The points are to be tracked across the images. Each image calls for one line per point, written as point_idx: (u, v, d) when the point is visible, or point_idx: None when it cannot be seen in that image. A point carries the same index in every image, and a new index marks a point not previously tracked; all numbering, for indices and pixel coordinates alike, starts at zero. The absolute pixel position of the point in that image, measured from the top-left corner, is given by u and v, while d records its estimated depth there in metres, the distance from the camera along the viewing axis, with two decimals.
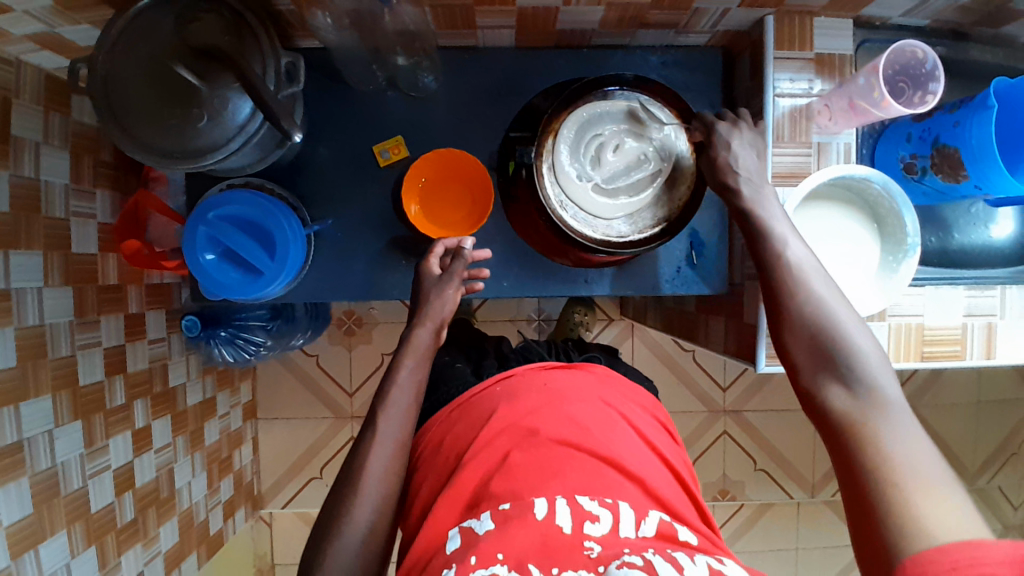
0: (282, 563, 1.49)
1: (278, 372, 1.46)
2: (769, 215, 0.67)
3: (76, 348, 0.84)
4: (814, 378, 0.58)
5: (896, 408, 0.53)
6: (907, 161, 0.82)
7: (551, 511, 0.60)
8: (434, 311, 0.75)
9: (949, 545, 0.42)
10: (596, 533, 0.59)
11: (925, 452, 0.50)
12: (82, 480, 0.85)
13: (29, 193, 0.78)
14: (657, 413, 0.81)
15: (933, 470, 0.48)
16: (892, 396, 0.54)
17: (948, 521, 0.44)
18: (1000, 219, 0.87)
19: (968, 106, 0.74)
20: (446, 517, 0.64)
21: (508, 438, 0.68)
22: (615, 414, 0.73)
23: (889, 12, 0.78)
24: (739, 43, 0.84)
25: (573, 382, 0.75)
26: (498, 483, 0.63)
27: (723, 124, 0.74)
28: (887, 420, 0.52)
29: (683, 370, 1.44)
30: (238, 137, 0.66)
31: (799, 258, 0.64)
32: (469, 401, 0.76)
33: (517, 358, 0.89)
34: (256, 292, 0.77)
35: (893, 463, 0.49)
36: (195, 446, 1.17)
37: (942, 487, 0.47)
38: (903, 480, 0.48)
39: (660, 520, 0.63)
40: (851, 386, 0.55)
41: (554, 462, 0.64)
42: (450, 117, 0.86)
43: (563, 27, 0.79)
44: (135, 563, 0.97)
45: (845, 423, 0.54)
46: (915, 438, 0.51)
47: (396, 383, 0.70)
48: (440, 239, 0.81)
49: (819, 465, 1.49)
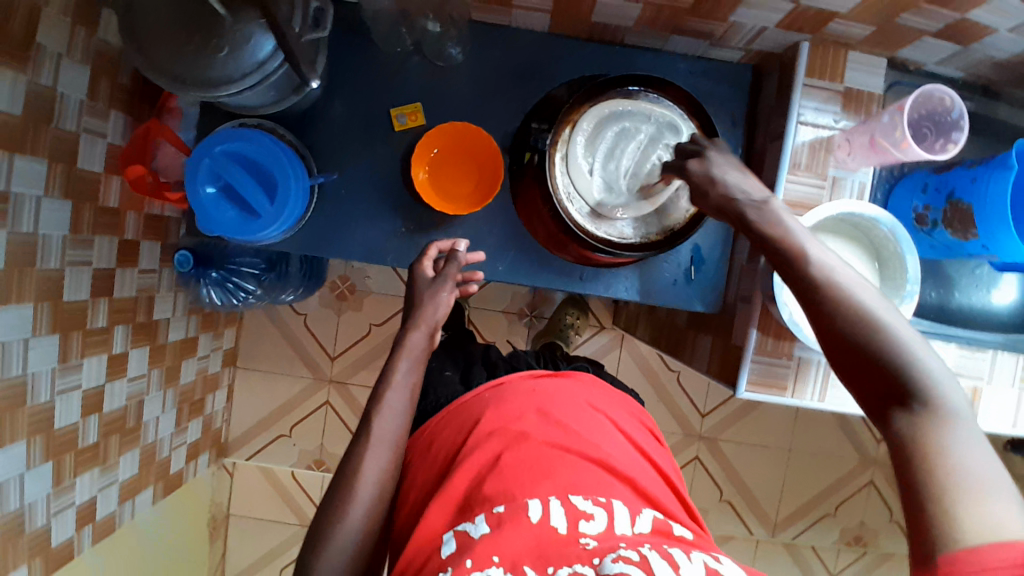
0: (237, 514, 1.49)
1: (264, 324, 1.46)
2: (794, 226, 0.62)
3: (65, 264, 0.84)
4: (869, 395, 0.53)
5: (957, 418, 0.49)
6: (920, 212, 0.82)
7: (546, 512, 0.59)
8: (428, 314, 0.74)
9: (982, 548, 0.42)
10: (592, 531, 0.58)
11: (991, 466, 0.47)
12: (51, 396, 0.85)
13: (43, 102, 0.77)
14: (642, 419, 0.81)
15: (993, 482, 0.46)
16: (951, 404, 0.50)
17: (998, 524, 0.43)
18: (1002, 284, 0.86)
19: (988, 163, 0.74)
20: (436, 519, 0.62)
21: (499, 440, 0.67)
22: (602, 418, 0.73)
23: (924, 57, 0.77)
24: (770, 64, 0.83)
25: (560, 388, 0.75)
26: (489, 485, 0.63)
27: (694, 159, 0.70)
28: (947, 433, 0.49)
29: (665, 389, 1.43)
30: (254, 73, 0.66)
31: (833, 266, 0.58)
32: (460, 405, 0.75)
33: (505, 366, 0.87)
34: (249, 233, 0.77)
35: (947, 479, 0.46)
36: (168, 382, 1.16)
37: (1000, 496, 0.45)
38: (958, 494, 0.45)
39: (654, 518, 0.63)
40: (906, 399, 0.51)
41: (543, 462, 0.64)
42: (472, 92, 0.86)
43: (598, 20, 0.79)
44: (89, 486, 0.97)
45: (901, 443, 0.50)
46: (978, 448, 0.48)
47: (392, 383, 0.70)
48: (432, 244, 0.81)
49: (785, 505, 1.48)
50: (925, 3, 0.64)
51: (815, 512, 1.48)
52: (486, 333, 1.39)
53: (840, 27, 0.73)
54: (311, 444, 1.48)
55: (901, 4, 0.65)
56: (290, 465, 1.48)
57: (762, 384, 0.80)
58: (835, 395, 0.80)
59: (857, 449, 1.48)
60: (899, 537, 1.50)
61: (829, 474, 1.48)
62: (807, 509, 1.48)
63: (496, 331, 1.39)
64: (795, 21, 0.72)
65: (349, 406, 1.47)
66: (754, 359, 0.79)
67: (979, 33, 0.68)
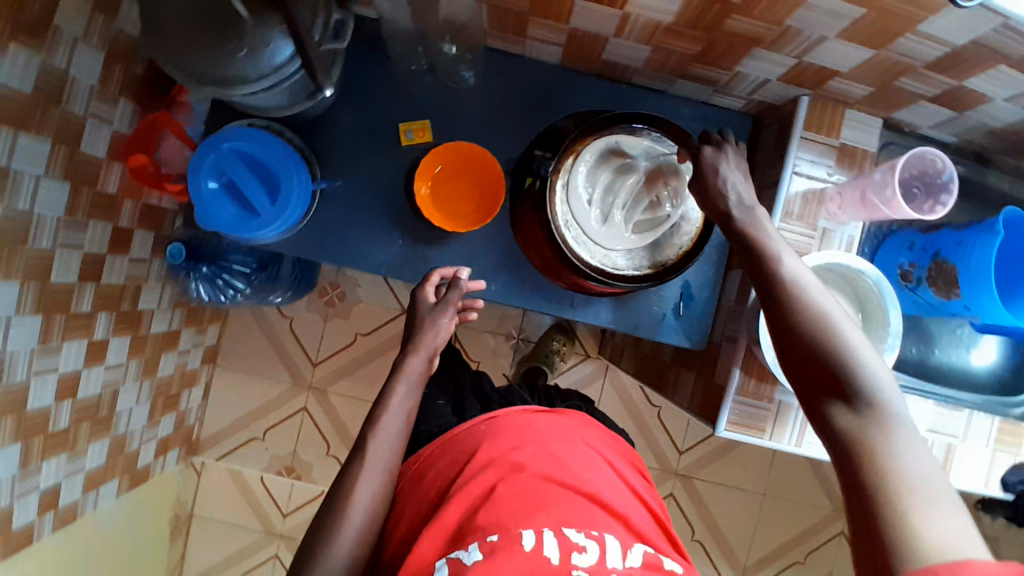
0: (202, 514, 1.46)
1: (248, 324, 1.45)
2: (767, 232, 0.64)
3: (57, 245, 0.84)
4: (815, 393, 0.55)
5: (902, 423, 0.51)
6: (905, 268, 0.85)
7: (539, 543, 0.61)
8: (428, 339, 0.77)
9: (940, 565, 0.42)
10: (583, 563, 0.60)
11: (934, 471, 0.48)
12: (27, 376, 0.83)
13: (54, 83, 0.77)
14: (633, 461, 0.85)
15: (936, 485, 0.47)
16: (895, 407, 0.52)
17: (953, 538, 0.43)
18: (982, 345, 0.87)
19: (974, 227, 0.76)
20: (427, 548, 0.64)
21: (493, 472, 0.70)
22: (595, 456, 0.77)
23: (920, 120, 0.80)
24: (770, 115, 0.86)
25: (555, 426, 0.79)
26: (483, 515, 0.65)
27: (708, 148, 0.70)
28: (892, 437, 0.50)
29: (645, 423, 1.44)
30: (270, 76, 0.67)
31: (799, 272, 0.60)
32: (455, 435, 0.79)
33: (500, 402, 0.91)
34: (247, 231, 0.77)
35: (892, 482, 0.47)
36: (146, 373, 1.15)
37: (945, 504, 0.46)
38: (907, 501, 0.46)
39: (644, 553, 0.66)
40: (851, 399, 0.53)
41: (537, 496, 0.67)
42: (481, 115, 0.87)
43: (609, 57, 0.81)
44: (55, 472, 0.95)
45: (847, 443, 0.51)
46: (921, 455, 0.49)
47: (388, 408, 0.72)
48: (437, 270, 0.83)
49: (755, 549, 1.48)
50: (925, 68, 0.67)
51: (784, 559, 1.48)
52: (471, 351, 1.39)
53: (840, 86, 0.75)
54: (284, 450, 1.46)
55: (901, 67, 0.68)
56: (260, 469, 1.46)
57: (740, 425, 0.81)
58: (812, 441, 0.81)
59: (831, 499, 1.49)
60: None
61: (800, 522, 1.48)
62: (776, 555, 1.48)
63: (481, 351, 1.40)
64: (797, 75, 0.74)
65: (327, 413, 1.46)
66: (735, 399, 0.80)
67: (974, 101, 0.71)
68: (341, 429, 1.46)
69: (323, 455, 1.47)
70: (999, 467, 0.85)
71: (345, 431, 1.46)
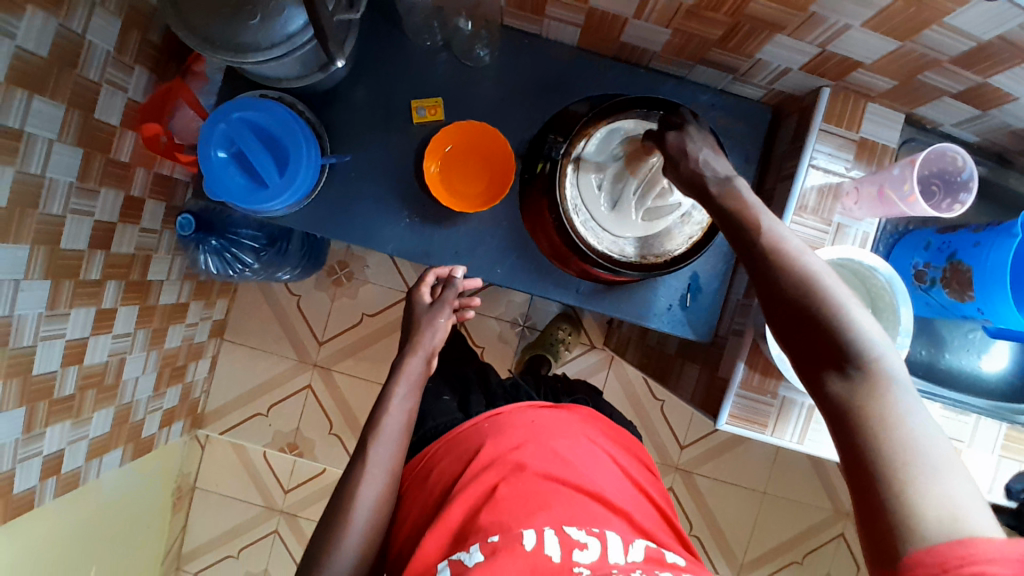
0: (204, 487, 1.48)
1: (256, 300, 1.45)
2: (746, 198, 0.63)
3: (67, 211, 0.84)
4: (807, 360, 0.54)
5: (896, 384, 0.50)
6: (920, 268, 0.83)
7: (540, 542, 0.62)
8: (426, 340, 0.80)
9: (941, 545, 0.42)
10: (585, 559, 0.61)
11: (930, 436, 0.47)
12: (34, 339, 0.84)
13: (72, 47, 0.77)
14: (640, 455, 0.85)
15: (933, 453, 0.46)
16: (888, 369, 0.50)
17: (952, 509, 0.44)
18: (994, 352, 0.85)
19: (992, 229, 0.75)
20: (432, 547, 0.65)
21: (496, 471, 0.70)
22: (599, 450, 0.77)
23: (942, 117, 0.78)
24: (789, 106, 0.84)
25: (560, 421, 0.79)
26: (484, 516, 0.65)
27: (672, 130, 0.70)
28: (887, 400, 0.49)
29: (648, 417, 1.43)
30: (282, 45, 0.67)
31: (782, 237, 0.59)
32: (459, 433, 0.78)
33: (505, 394, 0.90)
34: (254, 202, 0.77)
35: (889, 452, 0.47)
36: (153, 343, 1.15)
37: (946, 471, 0.46)
38: (905, 473, 0.46)
39: (646, 547, 0.66)
40: (842, 364, 0.51)
41: (538, 495, 0.67)
42: (495, 95, 0.86)
43: (628, 40, 0.80)
44: (59, 438, 0.96)
45: (843, 411, 0.50)
46: (920, 417, 0.48)
47: (389, 409, 0.75)
48: (431, 267, 0.86)
49: (753, 547, 1.47)
50: (951, 62, 0.65)
51: (782, 558, 1.47)
52: (476, 337, 1.39)
53: (863, 78, 0.74)
54: (287, 426, 1.47)
55: (927, 61, 0.66)
56: (263, 444, 1.47)
57: (744, 419, 0.80)
58: (815, 437, 0.81)
59: (832, 501, 1.48)
60: None
61: (801, 522, 1.47)
62: (775, 554, 1.47)
63: (486, 337, 1.39)
64: (819, 65, 0.73)
65: (330, 392, 1.46)
66: (738, 392, 0.79)
67: (1000, 99, 0.69)
68: (344, 409, 1.46)
69: (326, 434, 1.47)
70: (1003, 474, 0.85)
71: (349, 411, 1.46)
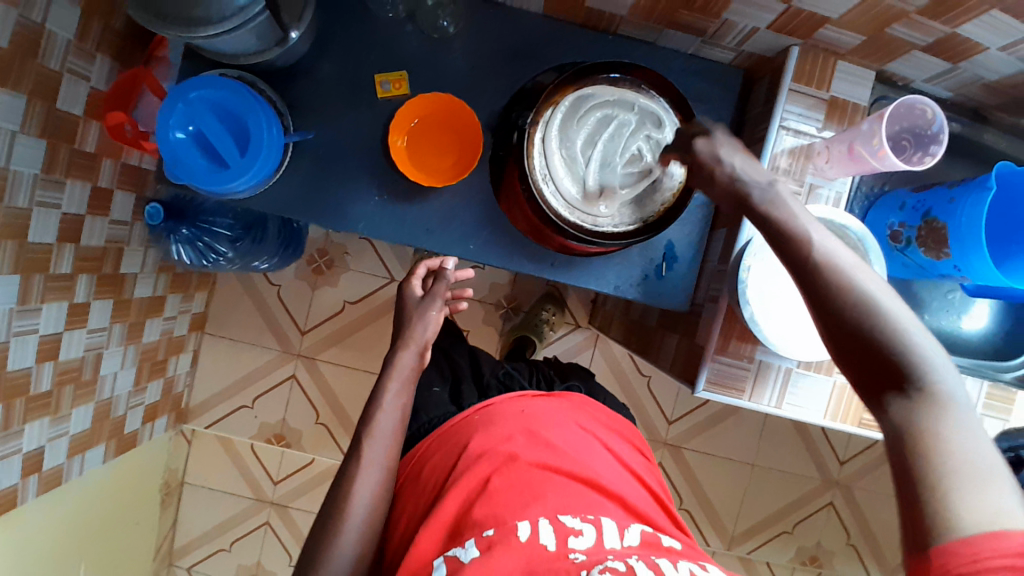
0: (193, 482, 1.47)
1: (237, 292, 1.44)
2: (783, 199, 0.59)
3: (34, 203, 0.81)
4: (868, 380, 0.52)
5: (958, 403, 0.49)
6: (895, 228, 0.83)
7: (535, 532, 0.61)
8: (418, 333, 0.79)
9: (975, 536, 0.42)
10: (580, 546, 0.60)
11: (987, 448, 0.46)
12: (6, 335, 0.82)
13: (30, 37, 0.75)
14: (631, 438, 0.85)
15: (985, 465, 0.45)
16: (951, 392, 0.49)
17: (993, 508, 0.43)
18: (974, 311, 0.85)
19: (966, 184, 0.74)
20: (427, 544, 0.64)
21: (488, 463, 0.69)
22: (593, 439, 0.77)
23: (914, 74, 0.77)
24: (760, 68, 0.83)
25: (549, 409, 0.78)
26: (479, 508, 0.64)
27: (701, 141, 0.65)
28: (950, 421, 0.48)
29: (635, 394, 1.43)
30: (234, 18, 0.65)
31: (834, 250, 0.56)
32: (452, 427, 0.78)
33: (498, 386, 0.89)
34: (217, 183, 0.76)
35: (936, 461, 0.46)
36: (130, 338, 1.14)
37: (993, 479, 0.45)
38: (947, 478, 0.45)
39: (642, 531, 0.65)
40: (903, 386, 0.50)
41: (534, 485, 0.66)
42: (462, 67, 0.85)
43: (594, 5, 0.78)
44: (38, 435, 0.94)
45: (901, 431, 0.49)
46: (976, 432, 0.48)
47: (383, 407, 0.74)
48: (424, 260, 0.85)
49: (743, 520, 1.47)
50: (918, 13, 0.64)
51: (773, 529, 1.48)
52: (460, 321, 1.38)
53: (832, 34, 0.73)
54: (273, 418, 1.46)
55: (895, 13, 0.65)
56: (249, 436, 1.46)
57: (721, 385, 0.80)
58: (793, 402, 0.81)
59: (821, 471, 1.48)
60: (854, 561, 1.51)
61: (790, 493, 1.48)
62: (764, 526, 1.48)
63: (471, 320, 1.38)
64: (788, 23, 0.72)
65: (315, 381, 1.45)
66: (714, 360, 0.79)
67: (970, 50, 0.68)
68: (330, 398, 1.46)
69: (313, 424, 1.46)
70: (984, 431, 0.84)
71: (336, 401, 1.46)
